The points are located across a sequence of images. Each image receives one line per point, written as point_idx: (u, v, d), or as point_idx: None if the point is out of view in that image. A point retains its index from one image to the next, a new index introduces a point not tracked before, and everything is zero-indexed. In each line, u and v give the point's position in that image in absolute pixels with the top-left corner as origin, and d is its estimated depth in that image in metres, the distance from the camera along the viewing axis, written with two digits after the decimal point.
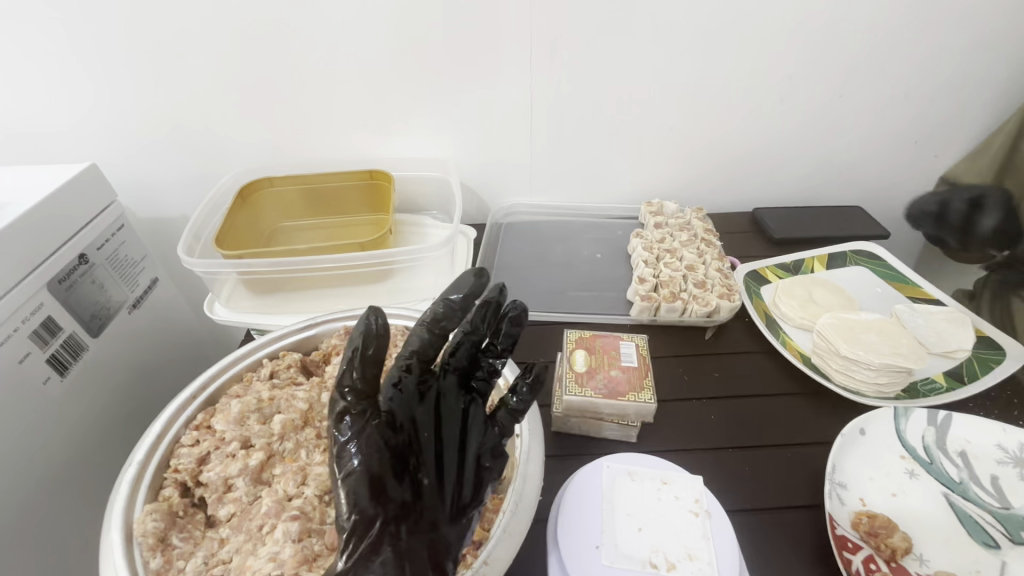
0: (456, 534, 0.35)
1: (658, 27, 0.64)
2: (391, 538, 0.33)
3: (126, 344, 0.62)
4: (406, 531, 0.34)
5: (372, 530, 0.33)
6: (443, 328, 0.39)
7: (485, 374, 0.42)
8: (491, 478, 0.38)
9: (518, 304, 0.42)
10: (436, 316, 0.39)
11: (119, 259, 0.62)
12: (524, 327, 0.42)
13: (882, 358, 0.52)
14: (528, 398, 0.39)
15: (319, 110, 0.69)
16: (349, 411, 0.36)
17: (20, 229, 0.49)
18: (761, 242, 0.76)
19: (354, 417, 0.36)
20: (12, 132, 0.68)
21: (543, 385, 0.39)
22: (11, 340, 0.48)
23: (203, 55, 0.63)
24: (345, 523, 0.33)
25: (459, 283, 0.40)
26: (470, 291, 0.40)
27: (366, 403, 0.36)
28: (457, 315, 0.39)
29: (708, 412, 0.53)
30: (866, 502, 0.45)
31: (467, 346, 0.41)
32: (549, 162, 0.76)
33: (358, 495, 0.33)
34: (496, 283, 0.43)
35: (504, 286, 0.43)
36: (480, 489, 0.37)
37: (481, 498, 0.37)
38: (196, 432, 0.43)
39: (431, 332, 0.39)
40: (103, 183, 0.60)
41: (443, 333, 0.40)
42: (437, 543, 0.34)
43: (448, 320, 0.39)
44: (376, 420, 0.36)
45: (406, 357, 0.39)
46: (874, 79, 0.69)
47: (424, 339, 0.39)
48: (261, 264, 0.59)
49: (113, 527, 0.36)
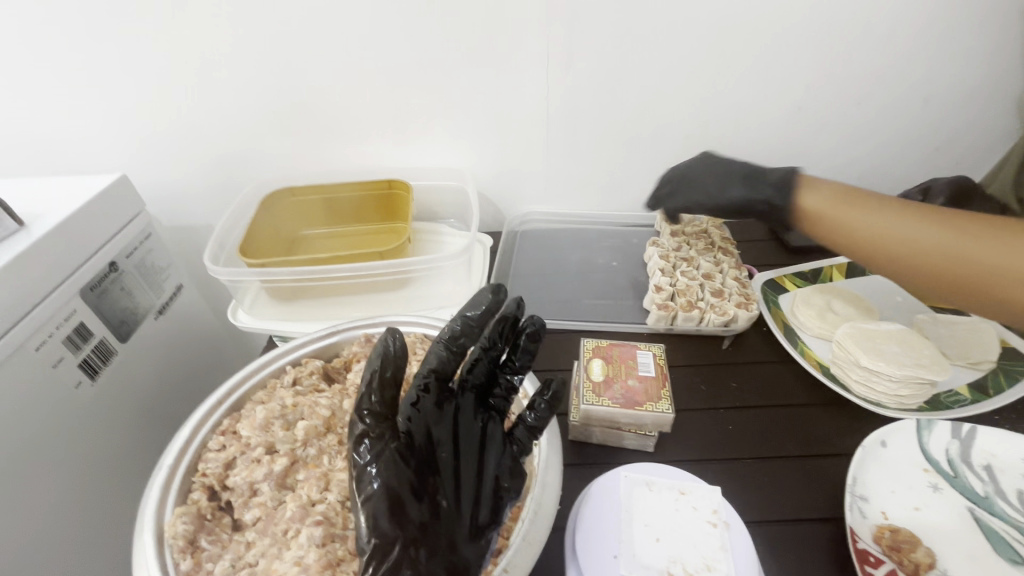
0: (475, 554, 0.36)
1: (674, 33, 0.64)
2: (411, 562, 0.33)
3: (154, 350, 0.64)
4: (425, 554, 0.34)
5: (393, 553, 0.33)
6: (461, 345, 0.40)
7: (504, 391, 0.43)
8: (510, 498, 0.39)
9: (535, 320, 0.43)
10: (454, 334, 0.39)
11: (146, 267, 0.64)
12: (541, 342, 0.43)
13: (904, 370, 0.52)
14: (545, 415, 0.41)
15: (339, 121, 0.71)
16: (368, 434, 0.36)
17: (56, 237, 0.51)
18: (779, 251, 0.76)
19: (373, 440, 0.36)
20: (44, 143, 0.70)
21: (560, 401, 0.41)
22: (46, 346, 0.50)
23: (227, 66, 0.65)
24: (365, 545, 0.33)
25: (476, 300, 0.41)
26: (487, 307, 0.40)
27: (385, 426, 0.36)
28: (475, 331, 0.40)
29: (726, 422, 0.53)
30: (888, 516, 0.44)
31: (486, 361, 0.42)
32: (564, 171, 0.77)
33: (379, 519, 0.34)
34: (513, 298, 0.44)
35: (521, 301, 0.43)
36: (498, 511, 0.38)
37: (499, 519, 0.38)
38: (221, 437, 0.44)
39: (449, 350, 0.39)
40: (133, 193, 0.62)
41: (461, 350, 0.40)
42: (455, 564, 0.35)
43: (467, 337, 0.40)
44: (394, 442, 0.37)
45: (424, 374, 0.38)
46: (892, 86, 0.69)
47: (442, 356, 0.39)
48: (283, 274, 0.60)
49: (146, 528, 0.37)
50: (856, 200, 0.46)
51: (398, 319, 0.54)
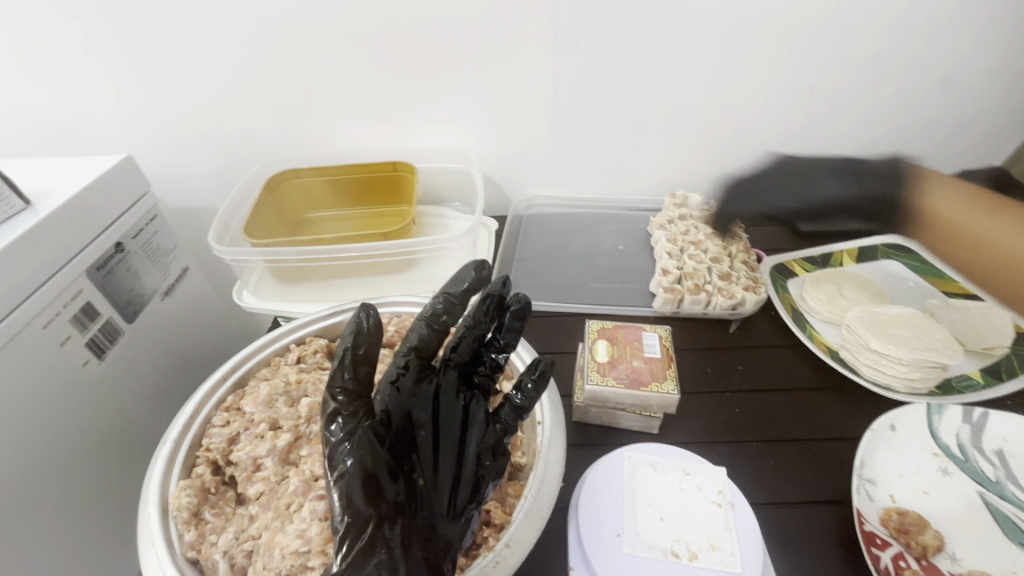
0: (455, 533, 0.35)
1: (686, 14, 0.62)
2: (386, 542, 0.32)
3: (160, 330, 0.65)
4: (402, 530, 0.33)
5: (367, 531, 0.32)
6: (443, 323, 0.39)
7: (489, 369, 0.43)
8: (490, 476, 0.38)
9: (521, 297, 0.44)
10: (436, 311, 0.39)
11: (152, 248, 0.64)
12: (527, 320, 0.44)
13: (916, 353, 0.51)
14: (533, 395, 0.40)
15: (343, 103, 0.70)
16: (341, 412, 0.34)
17: (62, 217, 0.51)
18: (788, 235, 0.74)
19: (347, 417, 0.34)
20: (53, 126, 0.71)
21: (548, 379, 0.41)
22: (53, 324, 0.50)
23: (232, 47, 0.65)
24: (339, 524, 0.32)
25: (460, 277, 0.42)
26: (470, 284, 0.41)
27: (359, 404, 0.35)
28: (457, 310, 0.40)
29: (732, 405, 0.52)
30: (897, 499, 0.43)
31: (469, 340, 0.41)
32: (570, 154, 0.76)
33: (352, 495, 0.32)
34: (500, 277, 0.44)
35: (507, 279, 0.43)
36: (479, 489, 0.37)
37: (479, 498, 0.37)
38: (225, 414, 0.44)
39: (431, 327, 0.39)
40: (138, 174, 0.62)
41: (444, 328, 0.39)
42: (435, 542, 0.34)
43: (449, 314, 0.39)
44: (369, 420, 0.35)
45: (405, 352, 0.38)
46: (908, 68, 0.67)
47: (424, 334, 0.38)
48: (287, 254, 0.60)
49: (150, 500, 0.37)
50: (992, 209, 0.44)
51: (401, 300, 0.54)
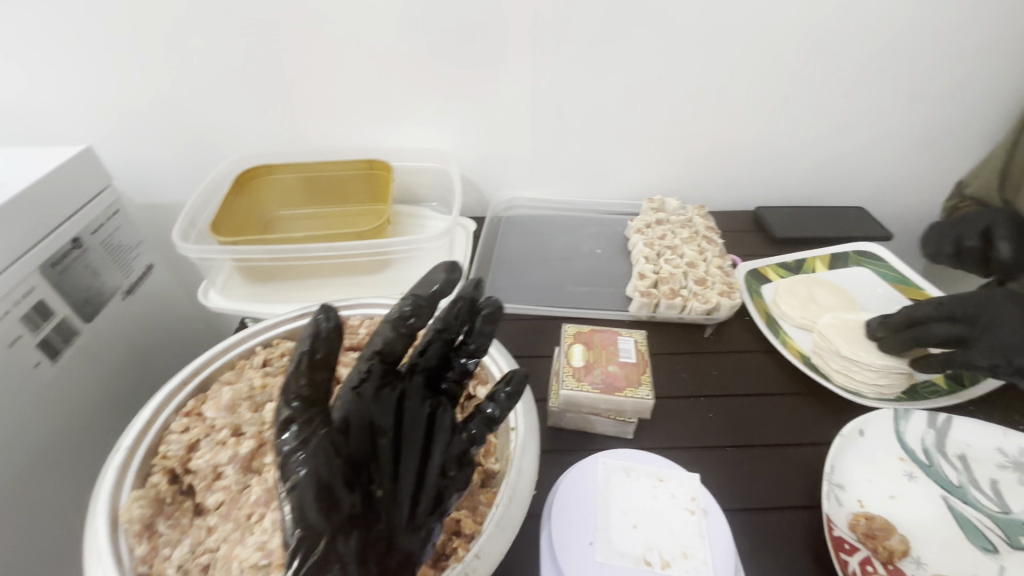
0: (415, 544, 0.34)
1: (666, 19, 0.63)
2: (338, 560, 0.30)
3: (120, 330, 0.62)
4: (357, 544, 0.32)
5: (319, 546, 0.30)
6: (411, 325, 0.37)
7: (457, 375, 0.41)
8: (454, 489, 0.37)
9: (493, 300, 0.41)
10: (403, 313, 0.37)
11: (113, 244, 0.61)
12: (499, 325, 0.41)
13: (883, 359, 0.52)
14: (506, 406, 0.39)
15: (317, 98, 0.69)
16: (295, 420, 0.33)
17: (13, 210, 0.48)
18: (764, 242, 0.75)
19: (301, 426, 0.33)
20: (8, 114, 0.67)
21: (522, 394, 0.39)
22: (2, 323, 0.47)
23: (202, 35, 0.62)
24: (289, 538, 0.30)
25: (430, 278, 0.40)
26: (439, 287, 0.39)
27: (314, 411, 0.34)
28: (426, 312, 0.38)
29: (705, 409, 0.52)
30: (864, 504, 0.44)
31: (439, 344, 0.40)
32: (551, 156, 0.76)
33: (304, 507, 0.31)
34: (474, 279, 0.42)
35: (480, 282, 0.42)
36: (442, 502, 0.36)
37: (441, 509, 0.36)
38: (185, 419, 0.42)
39: (397, 330, 0.37)
40: (99, 166, 0.59)
41: (412, 332, 0.37)
42: (392, 556, 0.33)
43: (417, 316, 0.37)
44: (325, 428, 0.33)
45: (369, 357, 0.37)
46: (880, 79, 0.69)
47: (388, 337, 0.37)
48: (255, 252, 0.58)
49: (99, 511, 0.35)
50: None
51: (373, 301, 0.53)
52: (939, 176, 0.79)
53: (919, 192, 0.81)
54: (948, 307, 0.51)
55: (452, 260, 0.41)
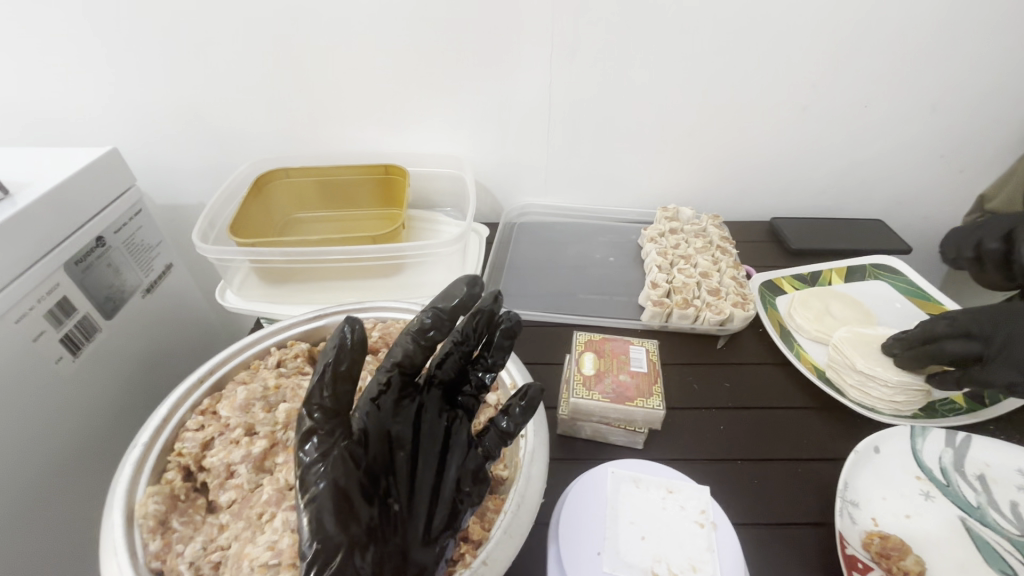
0: (429, 559, 0.34)
1: (683, 28, 0.63)
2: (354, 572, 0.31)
3: (138, 328, 0.63)
4: (373, 557, 0.32)
5: (336, 558, 0.31)
6: (430, 338, 0.37)
7: (474, 389, 0.42)
8: (470, 504, 0.37)
9: (512, 315, 0.42)
10: (423, 326, 0.37)
11: (135, 243, 0.63)
12: (516, 340, 0.42)
13: (900, 375, 0.51)
14: (520, 421, 0.39)
15: (337, 103, 0.70)
16: (317, 431, 0.33)
17: (40, 209, 0.50)
18: (778, 253, 0.74)
19: (322, 437, 0.33)
20: (37, 114, 0.69)
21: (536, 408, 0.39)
22: (26, 319, 0.48)
23: (227, 41, 0.64)
24: (306, 549, 0.30)
25: (450, 292, 0.38)
26: (461, 301, 0.38)
27: (335, 423, 0.34)
28: (446, 326, 0.37)
29: (717, 422, 0.52)
30: (878, 522, 0.43)
31: (456, 356, 0.41)
32: (565, 163, 0.76)
33: (322, 519, 0.31)
34: (492, 291, 0.41)
35: (498, 295, 0.41)
36: (456, 517, 0.36)
37: (455, 526, 0.36)
38: (200, 417, 0.43)
39: (416, 343, 0.37)
40: (123, 167, 0.60)
41: (430, 345, 0.37)
42: (406, 570, 0.33)
43: (437, 330, 0.37)
44: (345, 441, 0.34)
45: (389, 368, 0.37)
46: (900, 90, 0.68)
47: (409, 349, 0.37)
48: (275, 256, 0.60)
49: (115, 506, 0.36)
50: None
51: (387, 305, 0.53)
52: (960, 189, 0.78)
53: (939, 205, 0.80)
54: (963, 324, 0.50)
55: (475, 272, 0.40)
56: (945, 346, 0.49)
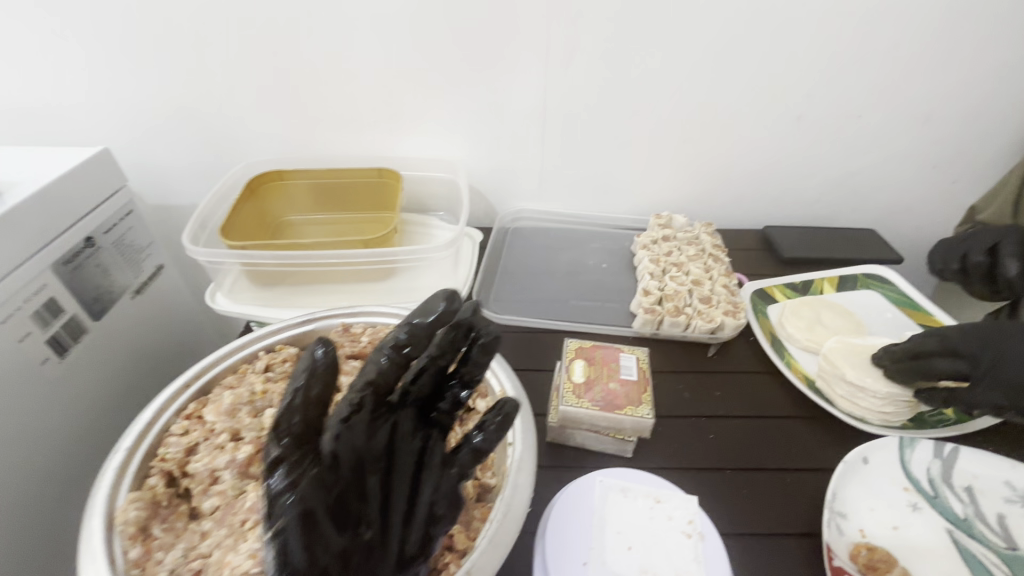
0: None
1: (678, 36, 0.63)
2: None
3: (126, 329, 0.63)
4: None
5: None
6: (407, 355, 0.35)
7: (450, 406, 0.40)
8: (444, 527, 0.37)
9: (491, 331, 0.39)
10: (399, 343, 0.34)
11: (125, 244, 0.62)
12: (495, 355, 0.40)
13: (889, 386, 0.51)
14: (493, 438, 0.38)
15: (331, 106, 0.70)
16: (285, 460, 0.31)
17: (29, 208, 0.49)
18: (770, 261, 0.75)
19: (291, 466, 0.31)
20: (28, 113, 0.68)
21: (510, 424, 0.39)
22: (13, 319, 0.48)
23: (221, 42, 0.63)
24: None
25: (428, 306, 0.37)
26: (439, 316, 0.36)
27: (305, 450, 0.32)
28: (423, 341, 0.35)
29: (707, 431, 0.52)
30: (866, 534, 0.43)
31: (432, 372, 0.39)
32: (559, 169, 0.76)
33: (289, 549, 0.30)
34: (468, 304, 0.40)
35: (476, 308, 0.40)
36: (429, 540, 0.36)
37: (428, 548, 0.36)
38: (186, 422, 0.43)
39: (392, 360, 0.35)
40: (114, 167, 0.60)
41: (407, 362, 0.35)
42: None
43: (414, 347, 0.35)
44: (316, 467, 0.32)
45: (361, 388, 0.34)
46: (891, 101, 0.68)
47: (383, 367, 0.34)
48: (265, 259, 0.59)
49: (96, 513, 0.35)
50: None
51: (376, 310, 0.53)
52: (950, 201, 0.78)
53: (930, 216, 0.80)
54: (952, 343, 0.51)
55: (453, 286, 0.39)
56: (935, 362, 0.49)
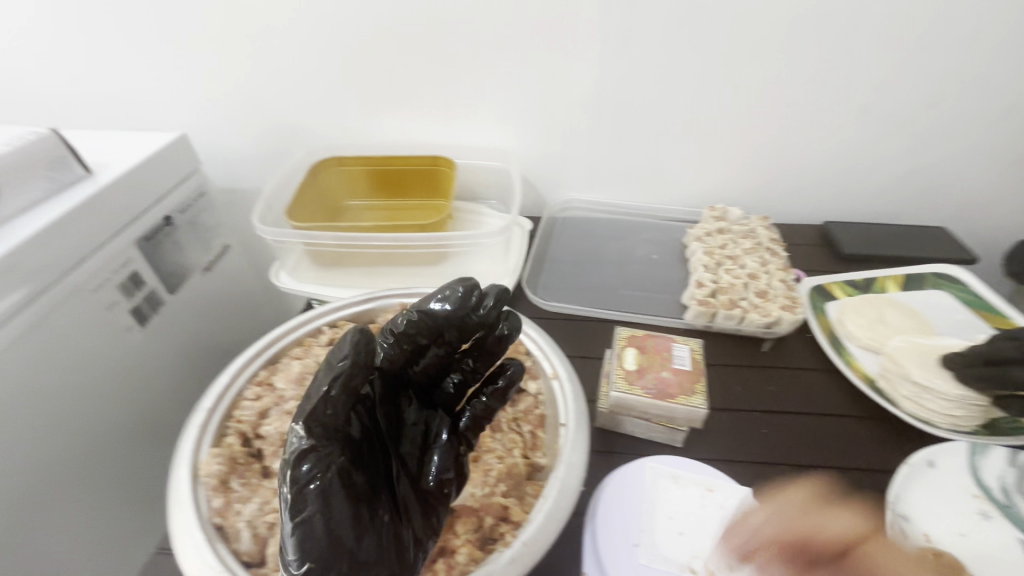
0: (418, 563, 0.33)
1: (739, 24, 0.62)
2: None
3: (198, 304, 0.67)
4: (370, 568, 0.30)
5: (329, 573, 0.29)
6: (414, 341, 0.37)
7: (451, 389, 0.40)
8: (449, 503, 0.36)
9: (510, 319, 0.41)
10: (407, 329, 0.37)
11: (197, 224, 0.67)
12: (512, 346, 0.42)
13: (960, 388, 0.48)
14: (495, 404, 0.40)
15: (388, 95, 0.72)
16: (315, 449, 0.30)
17: (117, 188, 0.54)
18: (829, 257, 0.72)
19: (317, 458, 0.30)
20: (116, 101, 0.74)
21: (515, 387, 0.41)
22: (102, 289, 0.52)
23: (288, 33, 0.67)
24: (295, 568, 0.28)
25: (444, 293, 0.38)
26: (455, 307, 0.37)
27: (334, 439, 0.31)
28: (429, 329, 0.37)
29: (760, 425, 0.51)
30: (931, 538, 0.41)
31: (436, 355, 0.39)
32: (610, 160, 0.76)
33: (316, 531, 0.29)
34: (494, 288, 0.41)
35: (503, 291, 0.41)
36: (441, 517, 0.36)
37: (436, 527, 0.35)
38: (257, 388, 0.45)
39: (399, 344, 0.37)
40: (189, 151, 0.64)
41: (415, 348, 0.38)
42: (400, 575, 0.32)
43: (421, 335, 0.37)
44: (341, 458, 0.31)
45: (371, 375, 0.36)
46: (969, 91, 0.65)
47: (391, 352, 0.37)
48: (327, 239, 0.62)
49: (183, 465, 0.39)
50: None
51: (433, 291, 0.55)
52: None
53: (1008, 213, 0.75)
54: None
55: (471, 278, 0.39)
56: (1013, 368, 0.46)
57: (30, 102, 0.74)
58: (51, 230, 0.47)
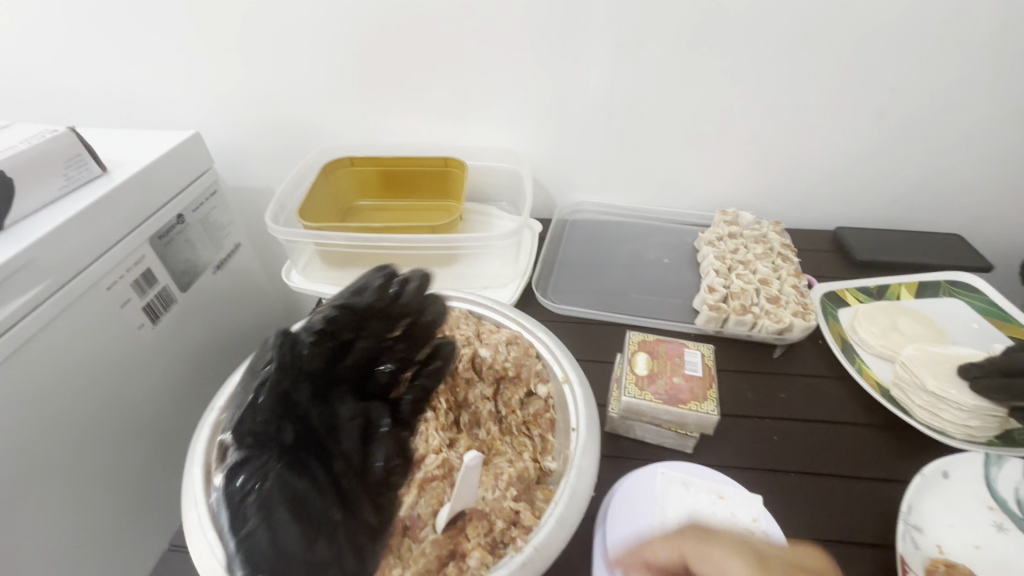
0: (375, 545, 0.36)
1: (754, 28, 0.61)
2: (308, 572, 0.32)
3: (208, 303, 0.67)
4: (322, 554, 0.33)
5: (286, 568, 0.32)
6: (337, 335, 0.40)
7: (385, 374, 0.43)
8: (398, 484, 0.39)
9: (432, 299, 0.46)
10: (331, 325, 0.40)
11: (210, 222, 0.67)
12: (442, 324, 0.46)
13: (976, 399, 0.48)
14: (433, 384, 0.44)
15: (401, 96, 0.72)
16: (249, 459, 0.36)
17: (131, 187, 0.54)
18: (842, 263, 0.71)
19: (254, 466, 0.36)
20: (131, 100, 0.75)
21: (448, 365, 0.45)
22: (116, 287, 0.53)
23: (302, 34, 0.67)
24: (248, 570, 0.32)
25: (360, 289, 0.43)
26: (370, 297, 0.42)
27: (264, 450, 0.36)
28: (350, 323, 0.41)
29: (771, 432, 0.51)
30: (944, 550, 0.41)
31: (366, 346, 0.41)
32: (622, 162, 0.75)
33: (263, 539, 0.33)
34: (417, 273, 0.45)
35: (426, 274, 0.45)
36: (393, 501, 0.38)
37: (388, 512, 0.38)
38: None
39: (319, 339, 0.39)
40: (203, 150, 0.65)
41: (339, 342, 0.40)
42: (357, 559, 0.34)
43: (343, 329, 0.40)
44: (275, 458, 0.36)
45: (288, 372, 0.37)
46: (987, 98, 0.64)
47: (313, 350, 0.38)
48: (338, 239, 0.62)
49: (196, 463, 0.39)
50: None
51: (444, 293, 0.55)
52: None
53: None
54: None
55: (387, 267, 0.45)
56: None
57: (47, 99, 0.75)
58: (67, 228, 0.48)
